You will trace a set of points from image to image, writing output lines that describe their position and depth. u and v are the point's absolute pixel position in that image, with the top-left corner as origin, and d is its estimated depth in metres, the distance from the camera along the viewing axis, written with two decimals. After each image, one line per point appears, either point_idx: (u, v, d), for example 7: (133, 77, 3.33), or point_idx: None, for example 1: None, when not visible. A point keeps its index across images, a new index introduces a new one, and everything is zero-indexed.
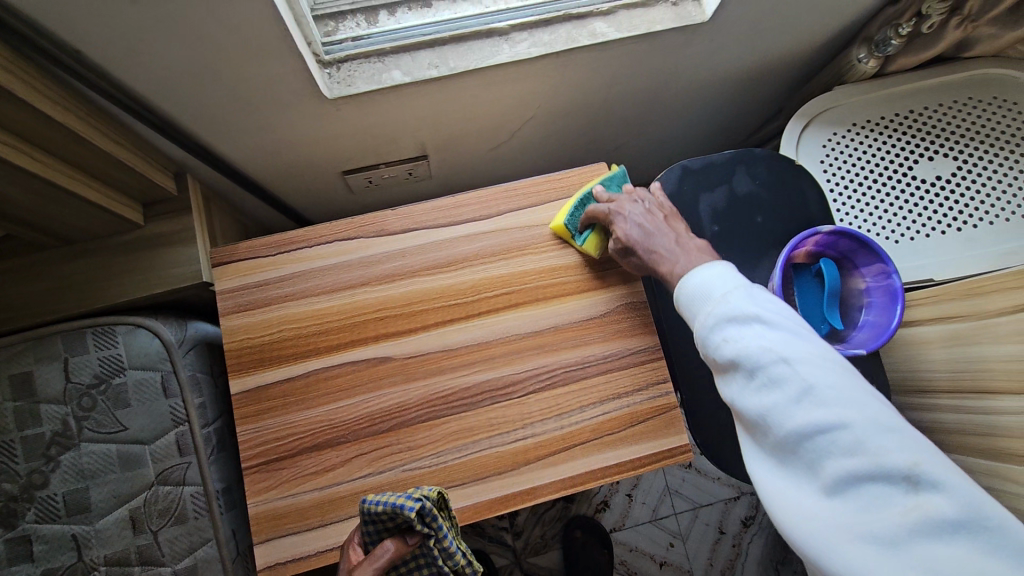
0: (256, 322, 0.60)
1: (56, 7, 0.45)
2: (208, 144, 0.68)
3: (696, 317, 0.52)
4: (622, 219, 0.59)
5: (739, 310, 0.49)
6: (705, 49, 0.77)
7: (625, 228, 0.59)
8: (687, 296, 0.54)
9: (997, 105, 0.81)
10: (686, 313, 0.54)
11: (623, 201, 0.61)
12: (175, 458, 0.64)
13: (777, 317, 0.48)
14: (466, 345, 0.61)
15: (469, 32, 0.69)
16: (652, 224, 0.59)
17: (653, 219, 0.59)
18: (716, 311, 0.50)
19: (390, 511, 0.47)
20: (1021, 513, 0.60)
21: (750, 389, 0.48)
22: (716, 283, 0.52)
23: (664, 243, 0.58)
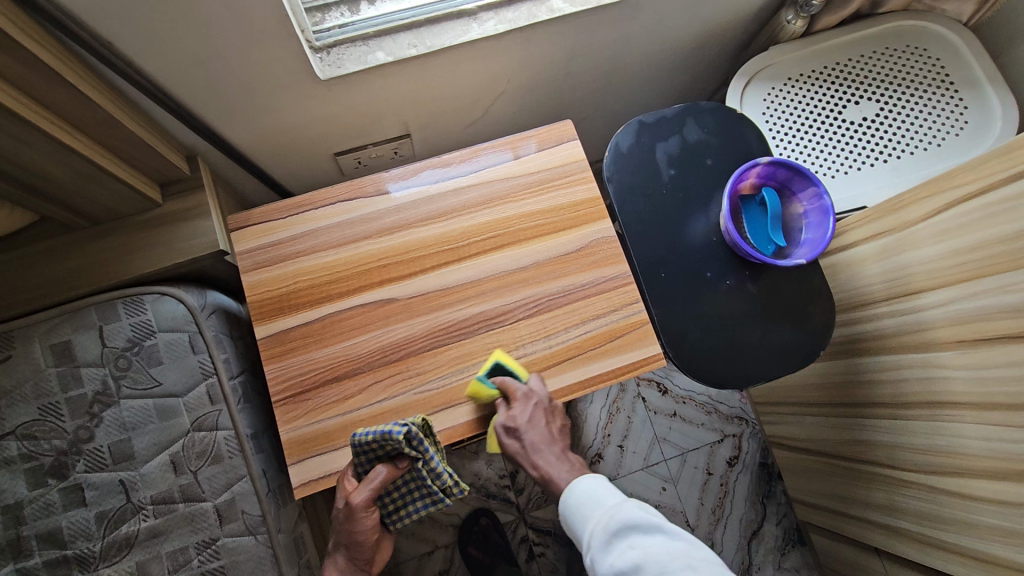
0: (273, 276, 0.67)
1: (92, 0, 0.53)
2: (214, 128, 0.75)
3: (592, 521, 0.60)
4: (524, 411, 0.62)
5: (634, 519, 0.59)
6: (651, 20, 0.87)
7: (523, 417, 0.62)
8: (578, 503, 0.62)
9: (911, 51, 0.92)
10: (579, 522, 0.61)
11: (534, 395, 0.63)
12: (207, 407, 0.71)
13: (671, 527, 0.58)
14: (461, 283, 0.69)
15: (441, 14, 0.78)
16: (547, 430, 0.63)
17: (549, 417, 0.64)
18: (615, 517, 0.59)
19: (380, 438, 0.58)
20: (954, 390, 0.73)
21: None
22: (607, 494, 0.62)
23: (547, 447, 0.64)
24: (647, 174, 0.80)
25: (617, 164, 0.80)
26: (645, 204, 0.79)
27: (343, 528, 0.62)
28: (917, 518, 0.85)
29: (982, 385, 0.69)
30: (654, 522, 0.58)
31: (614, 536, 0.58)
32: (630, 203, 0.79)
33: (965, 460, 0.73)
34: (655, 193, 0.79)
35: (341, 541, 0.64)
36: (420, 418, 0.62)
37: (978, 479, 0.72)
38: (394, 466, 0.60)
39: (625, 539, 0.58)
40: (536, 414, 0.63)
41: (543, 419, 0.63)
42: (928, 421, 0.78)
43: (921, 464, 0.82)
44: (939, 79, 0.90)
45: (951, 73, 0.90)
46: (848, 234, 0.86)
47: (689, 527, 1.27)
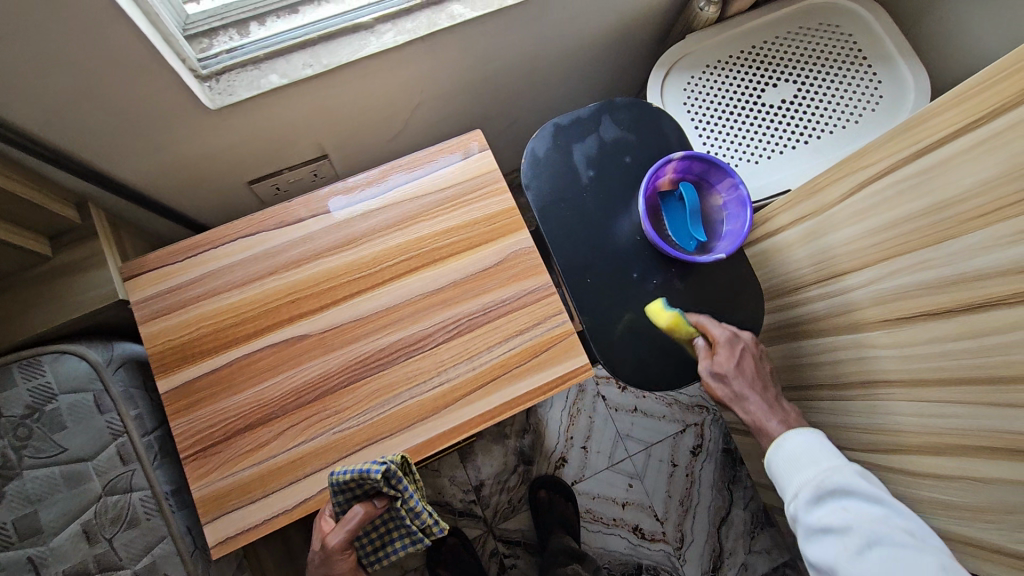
0: (174, 325, 0.64)
1: None
2: (102, 170, 0.71)
3: (803, 477, 0.66)
4: (709, 373, 0.71)
5: (851, 485, 0.63)
6: (562, 17, 0.84)
7: (715, 377, 0.70)
8: (795, 457, 0.67)
9: (824, 29, 0.91)
10: (785, 475, 0.67)
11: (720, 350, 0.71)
12: (119, 468, 0.67)
13: (881, 495, 0.61)
14: (376, 312, 0.66)
15: (336, 29, 0.73)
16: (746, 370, 0.71)
17: (747, 372, 0.70)
18: (815, 488, 0.64)
19: (358, 478, 0.56)
20: (888, 368, 0.73)
21: (855, 555, 0.59)
22: (807, 457, 0.67)
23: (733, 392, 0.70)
24: (566, 177, 0.78)
25: (534, 170, 0.78)
26: (566, 209, 0.76)
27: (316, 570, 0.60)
28: None
29: (910, 362, 0.69)
30: (872, 493, 0.61)
31: (814, 501, 0.64)
32: (551, 210, 0.76)
33: (904, 436, 0.73)
34: (576, 197, 0.77)
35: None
36: (398, 455, 0.60)
37: (919, 454, 0.72)
38: (372, 505, 0.58)
39: (837, 498, 0.63)
40: (723, 368, 0.70)
41: (756, 381, 0.71)
42: (868, 400, 0.78)
43: (865, 442, 0.82)
44: (853, 56, 0.90)
45: (864, 49, 0.90)
46: (774, 219, 0.86)
47: (659, 521, 1.26)
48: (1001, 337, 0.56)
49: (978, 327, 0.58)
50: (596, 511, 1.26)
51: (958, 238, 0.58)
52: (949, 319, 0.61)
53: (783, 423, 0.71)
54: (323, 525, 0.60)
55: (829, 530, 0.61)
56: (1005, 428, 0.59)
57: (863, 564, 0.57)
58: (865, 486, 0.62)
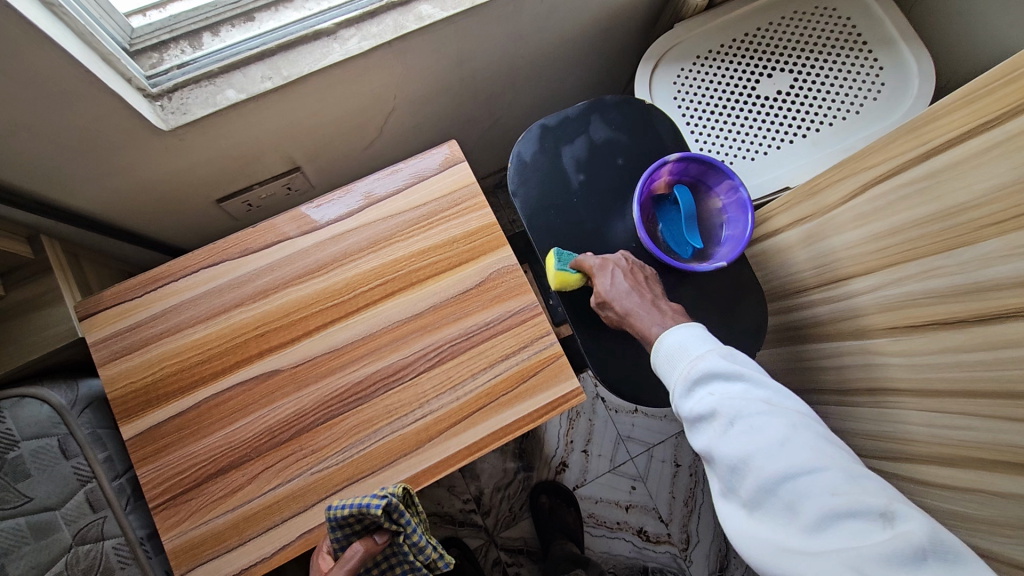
0: (137, 365, 0.60)
1: None
2: (53, 200, 0.66)
3: (676, 370, 0.58)
4: (607, 292, 0.63)
5: (721, 367, 0.55)
6: (540, 13, 0.79)
7: (607, 287, 0.64)
8: (669, 353, 0.59)
9: (821, 12, 0.86)
10: (662, 369, 0.60)
11: (600, 269, 0.65)
12: (90, 515, 0.63)
13: (754, 374, 0.54)
14: (351, 342, 0.62)
15: (295, 38, 0.68)
16: (628, 283, 0.64)
17: (633, 285, 0.64)
18: (685, 378, 0.56)
19: (357, 513, 0.51)
20: (895, 377, 0.69)
21: (727, 437, 0.52)
22: (689, 343, 0.58)
23: (626, 300, 0.63)
24: (555, 183, 0.73)
25: (519, 176, 0.73)
26: (554, 217, 0.72)
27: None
28: None
29: (918, 370, 0.65)
30: (734, 368, 0.55)
31: (686, 392, 0.56)
32: (537, 219, 0.72)
33: (912, 446, 0.70)
34: (564, 204, 0.72)
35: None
36: (399, 487, 0.55)
37: (927, 465, 0.68)
38: (372, 541, 0.53)
39: (706, 384, 0.55)
40: (616, 281, 0.64)
41: (654, 294, 0.64)
42: (875, 408, 0.74)
43: (874, 449, 0.77)
44: (852, 41, 0.84)
45: (863, 33, 0.84)
46: (774, 219, 0.82)
47: (663, 523, 1.23)
48: (1017, 350, 0.52)
49: (993, 339, 0.54)
50: (599, 515, 1.23)
51: (970, 246, 0.53)
52: (962, 329, 0.58)
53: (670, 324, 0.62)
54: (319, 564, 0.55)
55: (702, 416, 0.54)
56: (1019, 443, 0.54)
57: (735, 446, 0.51)
58: (729, 364, 0.55)
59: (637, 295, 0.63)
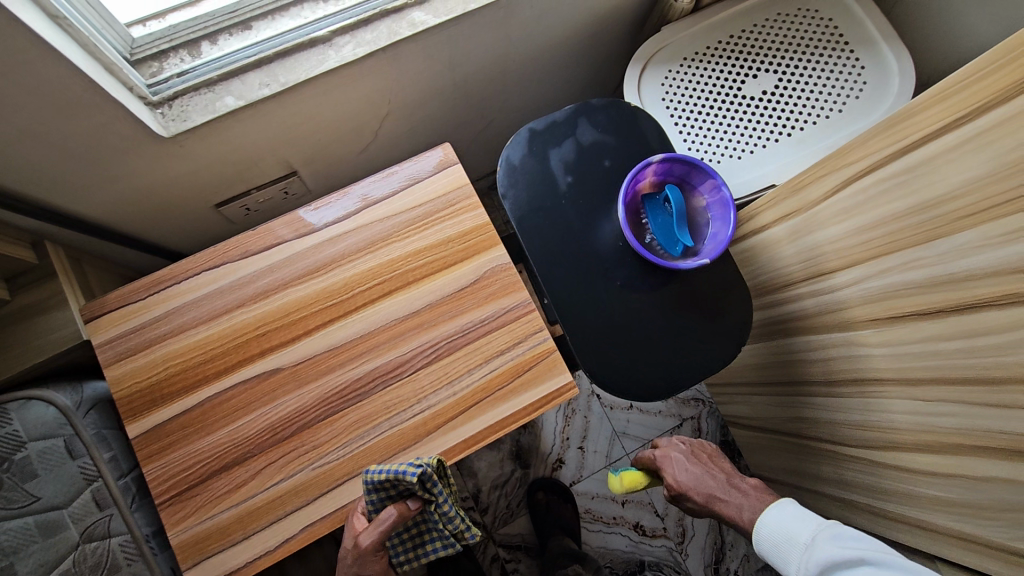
0: (141, 366, 0.62)
1: None
2: (56, 206, 0.68)
3: (794, 565, 0.62)
4: (678, 472, 0.76)
5: (833, 554, 0.58)
6: (529, 18, 0.81)
7: (685, 482, 0.75)
8: (773, 542, 0.64)
9: (803, 14, 0.88)
10: (782, 564, 0.64)
11: (665, 453, 0.79)
12: (96, 513, 0.65)
13: (868, 548, 0.55)
14: (350, 340, 0.64)
15: (292, 45, 0.70)
16: (698, 470, 0.76)
17: (702, 471, 0.75)
18: (814, 562, 0.60)
19: (392, 479, 0.54)
20: (879, 367, 0.71)
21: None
22: (795, 529, 0.63)
23: (704, 490, 0.73)
24: (544, 185, 0.75)
25: (509, 179, 0.75)
26: (544, 218, 0.74)
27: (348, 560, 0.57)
28: (863, 490, 0.82)
29: (901, 360, 0.67)
30: (858, 547, 0.56)
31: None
32: (528, 220, 0.74)
33: (897, 435, 0.72)
34: (553, 205, 0.74)
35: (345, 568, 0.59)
36: (435, 458, 0.56)
37: (910, 452, 0.70)
38: (405, 506, 0.55)
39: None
40: (684, 469, 0.76)
41: (733, 480, 0.74)
42: (862, 398, 0.76)
43: (859, 438, 0.80)
44: (834, 41, 0.87)
45: (845, 33, 0.86)
46: (760, 215, 0.84)
47: (659, 517, 1.25)
48: (994, 337, 0.54)
49: (970, 327, 0.56)
50: (596, 511, 1.25)
51: (947, 237, 0.56)
52: (939, 319, 0.60)
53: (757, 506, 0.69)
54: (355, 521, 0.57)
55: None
56: (997, 427, 0.57)
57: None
58: (853, 541, 0.57)
59: (713, 482, 0.74)
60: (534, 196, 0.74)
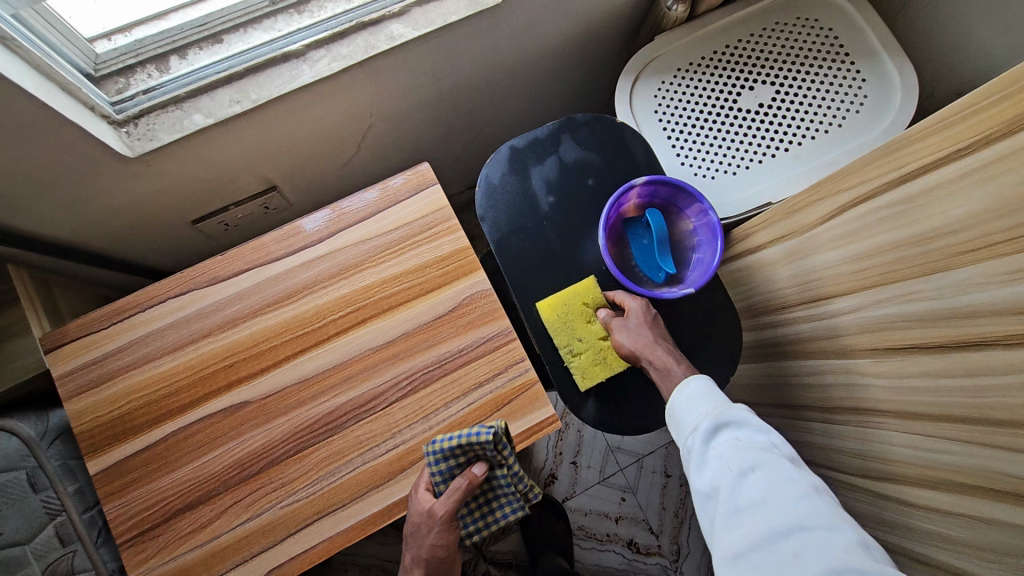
0: (102, 399, 0.59)
1: None
2: (19, 229, 0.65)
3: (690, 418, 0.58)
4: (621, 326, 0.65)
5: (737, 420, 0.55)
6: (515, 28, 0.78)
7: (622, 333, 0.64)
8: (681, 401, 0.59)
9: (802, 24, 0.84)
10: (675, 418, 0.59)
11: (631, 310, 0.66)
12: (59, 550, 0.62)
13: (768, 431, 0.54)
14: (322, 372, 0.61)
15: (264, 60, 0.66)
16: (654, 332, 0.65)
17: (654, 328, 0.65)
18: (712, 417, 0.57)
19: (463, 445, 0.55)
20: (878, 397, 0.68)
21: (740, 484, 0.51)
22: (701, 397, 0.58)
23: (641, 339, 0.63)
24: (525, 206, 0.72)
25: (489, 200, 0.72)
26: (525, 241, 0.71)
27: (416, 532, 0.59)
28: (862, 519, 0.79)
29: (899, 392, 0.64)
30: (762, 423, 0.54)
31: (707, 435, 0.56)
32: (508, 243, 0.71)
33: (895, 467, 0.69)
34: (535, 226, 0.71)
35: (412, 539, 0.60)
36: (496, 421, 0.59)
37: (910, 486, 0.67)
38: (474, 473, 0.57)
39: (726, 435, 0.55)
40: (629, 322, 0.65)
41: (661, 328, 0.66)
42: (859, 428, 0.73)
43: (857, 467, 0.76)
44: (834, 53, 0.83)
45: (846, 44, 0.83)
46: (755, 235, 0.81)
47: (653, 534, 1.22)
48: (996, 378, 0.51)
49: (972, 365, 0.53)
50: (589, 528, 1.22)
51: (948, 272, 0.52)
52: (941, 354, 0.57)
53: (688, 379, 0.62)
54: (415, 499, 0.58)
55: (722, 460, 0.53)
56: (1000, 470, 0.53)
57: (750, 494, 0.49)
58: (754, 415, 0.55)
59: (651, 335, 0.64)
60: (515, 216, 0.72)
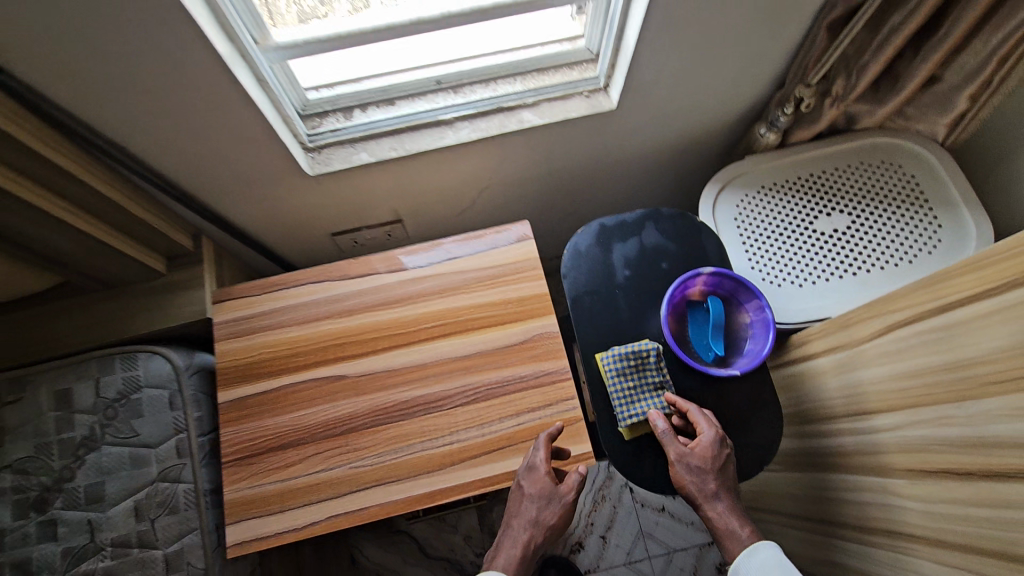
0: (242, 346, 0.76)
1: (119, 123, 0.66)
2: (219, 212, 0.87)
3: None
4: (685, 468, 0.69)
5: None
6: (623, 130, 0.94)
7: (685, 477, 0.69)
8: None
9: (886, 166, 0.93)
10: None
11: (686, 456, 0.69)
12: (174, 459, 0.78)
13: None
14: (407, 366, 0.75)
15: (421, 122, 0.87)
16: (707, 482, 0.68)
17: (709, 480, 0.68)
18: None
19: (635, 351, 0.75)
20: (909, 521, 0.70)
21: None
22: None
23: (703, 491, 0.68)
24: (603, 273, 0.84)
25: (573, 262, 0.85)
26: (596, 302, 0.82)
27: (531, 511, 0.67)
28: None
29: (932, 519, 0.66)
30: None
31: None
32: (581, 300, 0.82)
33: None
34: (607, 292, 0.83)
35: (523, 525, 0.68)
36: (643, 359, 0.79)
37: None
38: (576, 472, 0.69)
39: None
40: (693, 468, 0.68)
41: (728, 478, 0.70)
42: (888, 551, 0.75)
43: None
44: (913, 197, 0.90)
45: (926, 192, 0.90)
46: (810, 343, 0.86)
47: None
48: (1020, 512, 0.54)
49: (998, 496, 0.56)
50: None
51: (979, 400, 0.57)
52: (971, 482, 0.59)
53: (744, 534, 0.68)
54: (522, 474, 0.68)
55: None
56: None
57: None
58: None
59: (715, 489, 0.68)
60: (593, 278, 0.83)
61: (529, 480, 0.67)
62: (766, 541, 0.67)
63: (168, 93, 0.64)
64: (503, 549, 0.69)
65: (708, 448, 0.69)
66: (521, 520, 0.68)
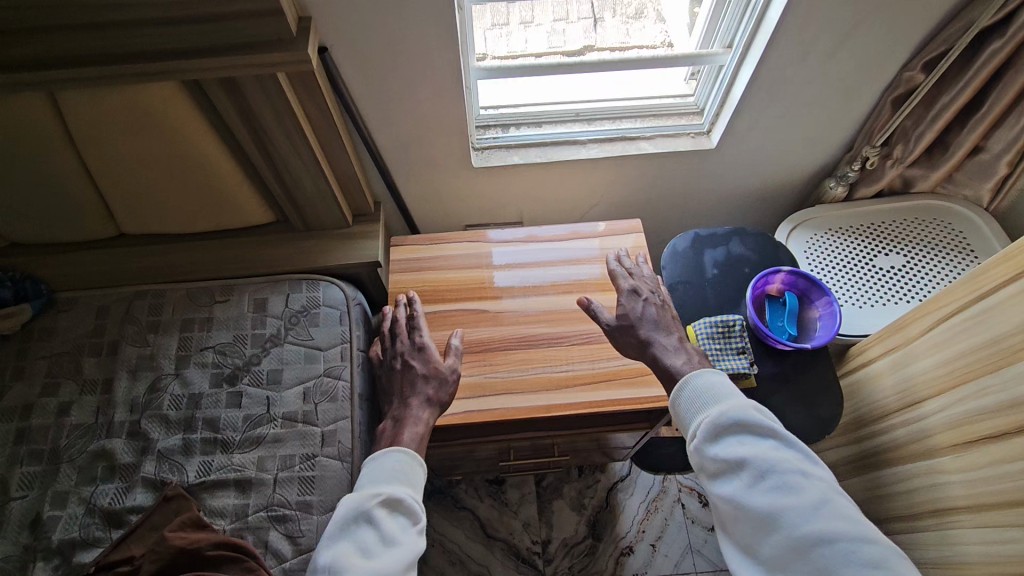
0: (411, 279, 0.99)
1: (367, 103, 0.93)
2: (397, 187, 1.12)
3: (701, 422, 0.69)
4: (614, 332, 0.82)
5: (742, 424, 0.67)
6: (715, 170, 1.17)
7: (618, 341, 0.82)
8: (691, 401, 0.71)
9: (938, 222, 1.11)
10: (685, 415, 0.72)
11: (611, 320, 0.82)
12: (338, 361, 0.97)
13: (766, 431, 0.66)
14: (536, 310, 0.95)
15: (561, 139, 1.12)
16: (634, 335, 0.81)
17: (634, 331, 0.81)
18: (721, 423, 0.67)
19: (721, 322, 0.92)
20: (955, 494, 0.81)
21: (755, 489, 0.64)
22: (708, 401, 0.70)
23: (633, 344, 0.80)
24: (695, 269, 1.03)
25: (670, 258, 1.05)
26: (687, 289, 1.01)
27: (425, 390, 0.80)
28: None
29: (974, 487, 0.77)
30: (767, 427, 0.66)
31: (715, 437, 0.67)
32: (677, 287, 1.01)
33: (968, 566, 0.78)
34: (698, 283, 1.01)
35: (421, 405, 0.78)
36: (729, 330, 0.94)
37: None
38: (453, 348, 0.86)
39: (734, 435, 0.67)
40: (618, 327, 0.82)
41: (649, 320, 0.82)
42: (937, 530, 0.84)
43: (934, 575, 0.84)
44: (960, 248, 1.08)
45: (972, 245, 1.08)
46: (867, 352, 1.01)
47: None
48: None
49: None
50: None
51: (1012, 366, 0.71)
52: (1005, 441, 0.72)
53: (680, 366, 0.76)
54: (419, 359, 0.83)
55: (731, 466, 0.65)
56: None
57: (764, 497, 0.63)
58: (761, 419, 0.67)
59: (641, 338, 0.80)
60: (687, 270, 1.03)
61: (423, 363, 0.83)
62: (693, 368, 0.74)
63: (408, 86, 0.91)
64: (405, 430, 0.75)
65: (627, 308, 0.83)
66: (418, 401, 0.79)
